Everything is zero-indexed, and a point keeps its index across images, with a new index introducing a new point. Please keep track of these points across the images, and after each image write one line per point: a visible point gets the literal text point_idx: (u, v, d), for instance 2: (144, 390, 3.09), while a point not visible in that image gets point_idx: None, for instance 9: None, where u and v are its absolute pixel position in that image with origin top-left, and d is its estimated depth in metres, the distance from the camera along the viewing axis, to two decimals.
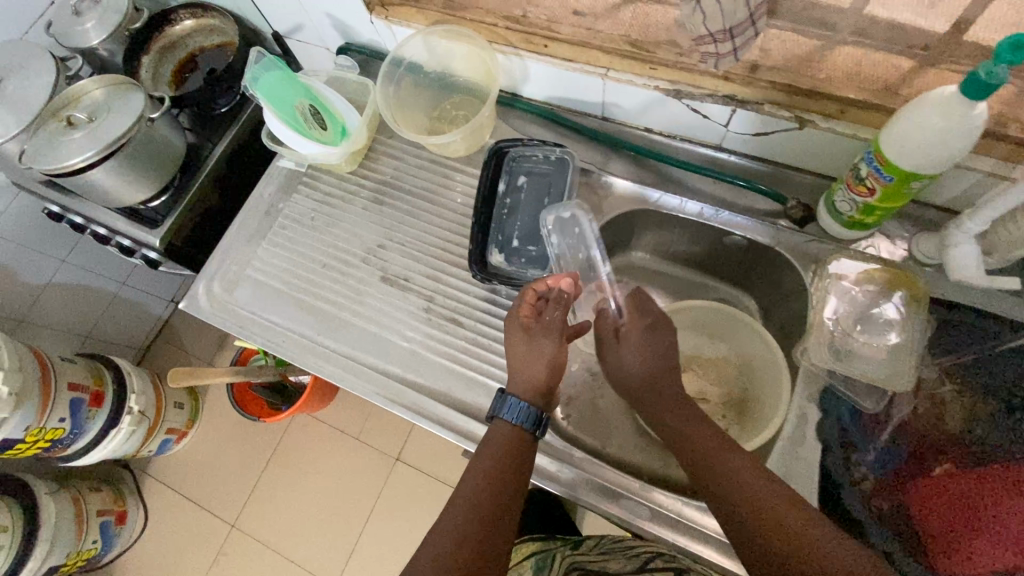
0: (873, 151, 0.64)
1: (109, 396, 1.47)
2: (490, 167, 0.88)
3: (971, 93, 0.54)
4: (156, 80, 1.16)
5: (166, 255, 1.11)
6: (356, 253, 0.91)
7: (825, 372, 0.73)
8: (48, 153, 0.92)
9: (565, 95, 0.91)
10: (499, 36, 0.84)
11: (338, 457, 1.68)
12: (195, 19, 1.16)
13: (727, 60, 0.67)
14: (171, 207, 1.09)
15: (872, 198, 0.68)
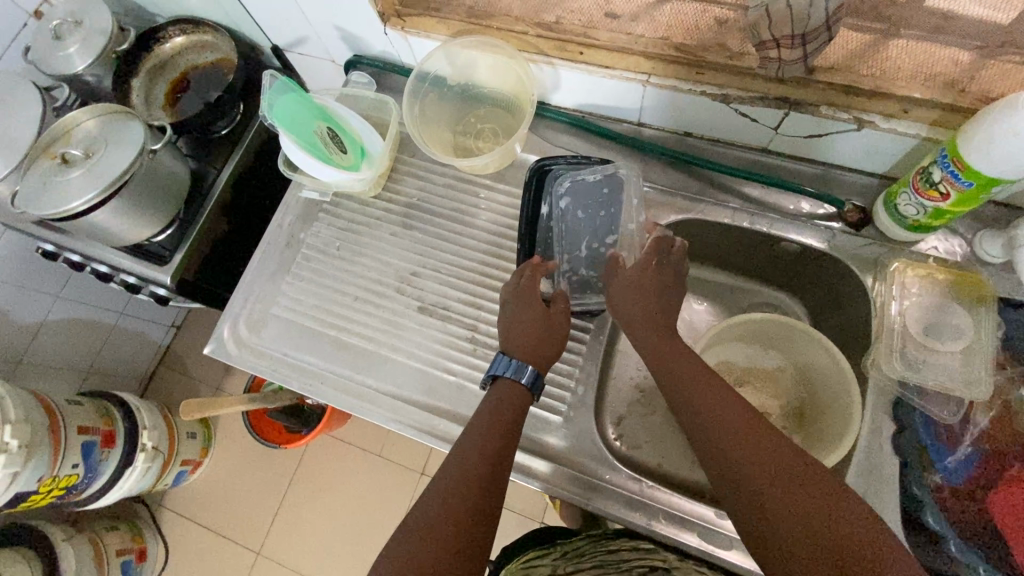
0: (950, 155, 0.61)
1: (121, 434, 1.40)
2: (532, 188, 0.82)
3: None
4: (149, 104, 1.09)
5: (176, 291, 1.05)
6: (390, 283, 0.86)
7: (896, 382, 0.71)
8: (48, 193, 0.85)
9: (599, 102, 0.86)
10: (530, 45, 0.78)
11: (360, 476, 1.63)
12: (186, 36, 1.10)
13: (790, 65, 0.62)
14: (179, 241, 1.02)
15: (944, 202, 0.65)
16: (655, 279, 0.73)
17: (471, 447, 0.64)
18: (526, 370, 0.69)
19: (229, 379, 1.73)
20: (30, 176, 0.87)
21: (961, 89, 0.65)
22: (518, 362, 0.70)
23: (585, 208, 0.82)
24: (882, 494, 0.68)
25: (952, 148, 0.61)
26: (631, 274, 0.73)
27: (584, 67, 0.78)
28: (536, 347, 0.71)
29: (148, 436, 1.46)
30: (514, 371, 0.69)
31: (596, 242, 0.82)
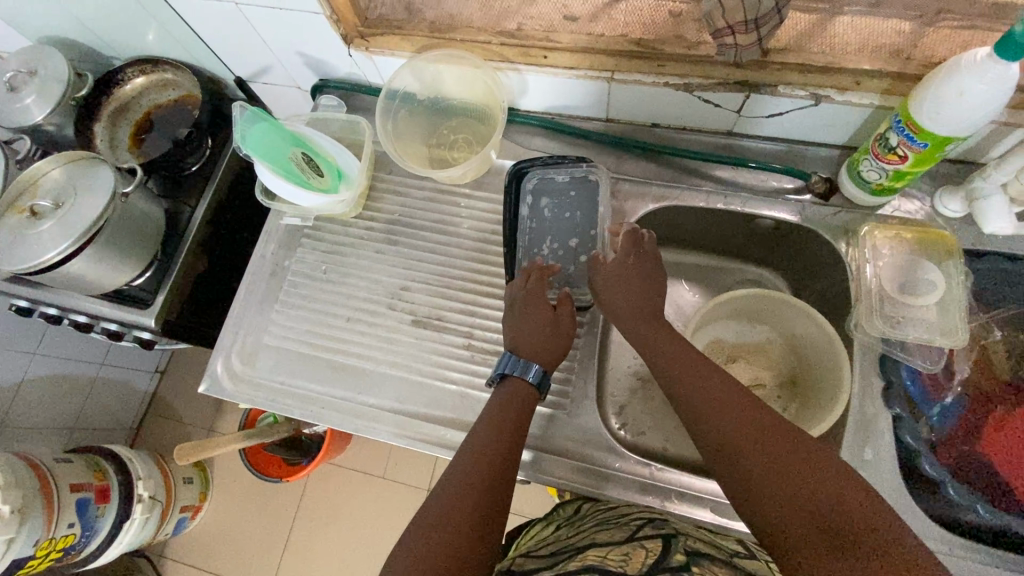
0: (903, 120, 0.65)
1: (115, 487, 1.36)
2: (511, 193, 0.84)
3: (1005, 55, 0.54)
4: (114, 147, 1.07)
5: (162, 332, 1.03)
6: (382, 300, 0.86)
7: (880, 341, 0.74)
8: (20, 246, 0.83)
9: (566, 102, 0.88)
10: (495, 53, 0.80)
11: (367, 499, 1.61)
12: (145, 75, 1.09)
13: (746, 50, 0.65)
14: (159, 282, 1.01)
15: (903, 164, 0.69)
16: (635, 269, 0.74)
17: (470, 452, 0.63)
18: (532, 368, 0.71)
19: (221, 418, 1.69)
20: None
21: (907, 57, 0.69)
22: (525, 361, 0.72)
23: (561, 210, 0.84)
24: (881, 448, 0.70)
25: (903, 112, 0.64)
26: (611, 266, 0.74)
27: (551, 71, 0.80)
28: (540, 345, 0.73)
29: (144, 486, 1.43)
30: (520, 369, 0.71)
31: (577, 238, 0.83)
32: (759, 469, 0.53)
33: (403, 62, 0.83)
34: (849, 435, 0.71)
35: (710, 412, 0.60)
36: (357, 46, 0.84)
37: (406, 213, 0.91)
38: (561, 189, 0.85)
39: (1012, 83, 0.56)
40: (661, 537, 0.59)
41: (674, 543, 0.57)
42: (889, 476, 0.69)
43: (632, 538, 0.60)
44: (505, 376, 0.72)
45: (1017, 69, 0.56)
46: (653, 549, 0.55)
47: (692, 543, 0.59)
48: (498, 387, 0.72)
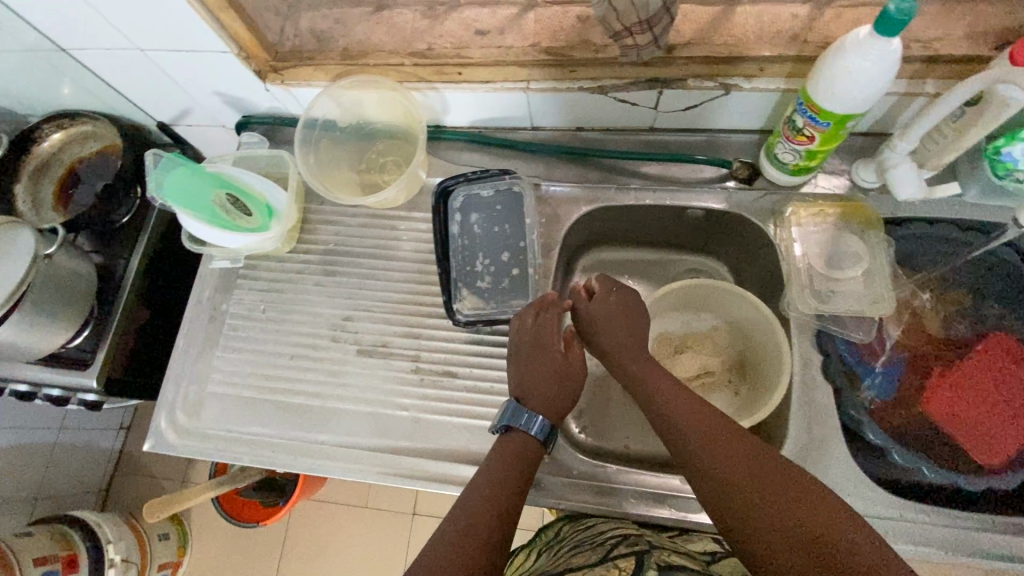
0: (805, 102, 0.66)
1: (85, 556, 1.33)
2: (439, 211, 0.86)
3: (885, 32, 0.55)
4: (37, 206, 1.04)
5: (106, 391, 1.00)
6: (324, 334, 0.86)
7: (813, 316, 0.76)
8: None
9: (489, 115, 0.88)
10: (409, 75, 0.80)
11: (351, 532, 1.58)
12: (63, 129, 1.05)
13: (647, 49, 0.66)
14: (98, 340, 0.98)
15: (812, 144, 0.71)
16: (621, 306, 0.74)
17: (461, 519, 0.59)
18: (537, 422, 0.69)
19: (193, 468, 1.64)
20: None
21: (805, 39, 0.71)
22: (530, 414, 0.70)
23: (492, 223, 0.86)
24: (825, 422, 0.72)
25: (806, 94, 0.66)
26: (603, 305, 0.74)
27: (469, 86, 0.80)
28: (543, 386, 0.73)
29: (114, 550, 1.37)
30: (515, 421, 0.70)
31: (510, 249, 0.85)
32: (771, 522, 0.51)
33: (319, 90, 0.83)
34: (794, 413, 0.72)
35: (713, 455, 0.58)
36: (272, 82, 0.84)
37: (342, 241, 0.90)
38: (489, 202, 0.87)
39: (897, 58, 0.58)
40: (635, 552, 0.59)
41: (648, 558, 0.58)
42: (837, 449, 0.70)
43: (606, 556, 0.61)
44: (508, 429, 0.70)
45: (900, 46, 0.58)
46: (627, 567, 0.56)
47: (667, 556, 0.60)
48: (502, 438, 0.70)
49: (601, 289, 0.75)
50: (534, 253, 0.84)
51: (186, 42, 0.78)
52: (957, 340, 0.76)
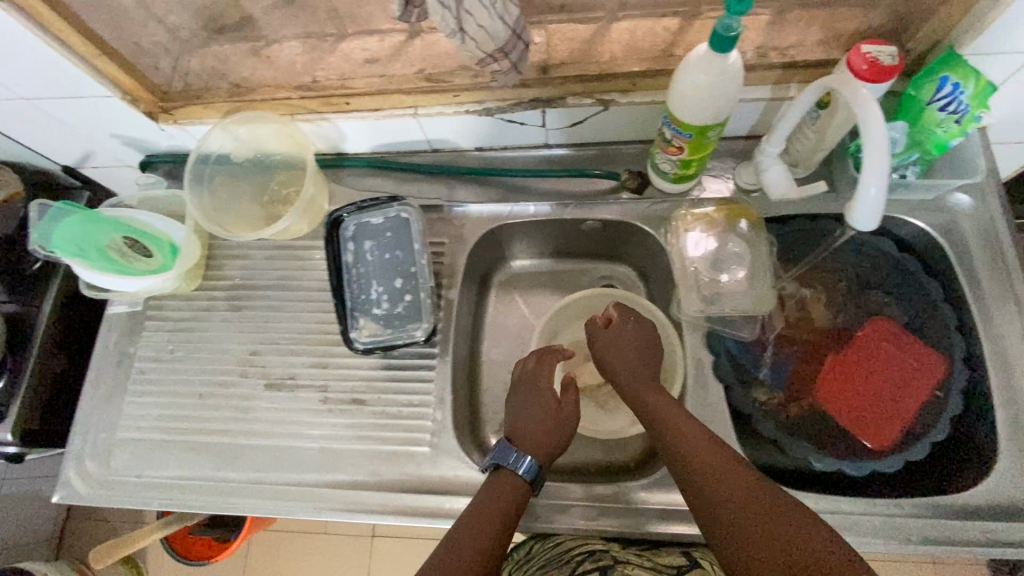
0: (668, 116, 0.69)
1: None
2: (330, 240, 0.85)
3: (720, 48, 0.58)
4: None
5: (25, 443, 0.98)
6: (232, 371, 0.85)
7: (703, 317, 0.79)
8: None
9: (388, 141, 0.90)
10: (303, 107, 0.83)
11: (311, 558, 1.57)
12: None
13: (515, 74, 0.68)
14: (12, 391, 0.97)
15: (683, 154, 0.73)
16: (632, 335, 0.75)
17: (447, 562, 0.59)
18: (526, 461, 0.70)
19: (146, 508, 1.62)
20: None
21: (671, 53, 0.75)
22: (519, 454, 0.71)
23: (383, 250, 0.85)
24: (720, 419, 0.74)
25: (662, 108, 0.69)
26: (607, 338, 0.76)
27: (360, 115, 0.82)
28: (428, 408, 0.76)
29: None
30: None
31: (404, 273, 0.84)
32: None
33: (211, 125, 0.82)
34: (690, 413, 0.75)
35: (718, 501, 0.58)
36: (162, 120, 0.84)
37: (249, 274, 0.90)
38: (380, 230, 0.86)
39: (738, 71, 0.61)
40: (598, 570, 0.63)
41: None
42: (732, 445, 0.73)
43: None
44: (499, 467, 0.71)
45: (738, 60, 0.62)
46: None
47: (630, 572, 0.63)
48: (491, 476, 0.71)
49: (616, 318, 0.77)
50: (426, 278, 0.84)
51: (72, 91, 0.78)
52: (841, 328, 0.80)
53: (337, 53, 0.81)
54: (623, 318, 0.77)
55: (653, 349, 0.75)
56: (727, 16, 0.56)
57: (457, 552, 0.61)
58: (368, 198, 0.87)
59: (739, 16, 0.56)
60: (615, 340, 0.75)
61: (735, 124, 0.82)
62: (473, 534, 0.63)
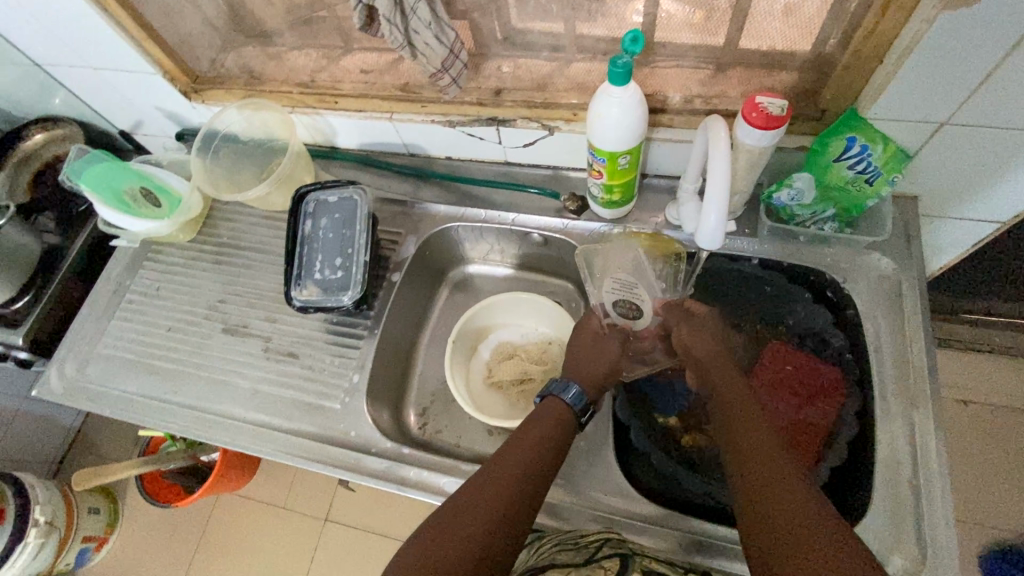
0: (871, 146, 0.68)
1: (11, 514, 1.33)
2: (533, 213, 0.92)
3: (973, 42, 0.57)
4: (12, 190, 1.13)
5: (36, 353, 1.08)
6: (395, 346, 0.91)
7: (907, 387, 0.70)
8: (109, 305, 0.96)
9: (574, 160, 0.91)
10: (512, 112, 0.83)
11: (365, 560, 1.48)
12: (46, 132, 1.14)
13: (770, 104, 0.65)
14: (32, 308, 1.07)
15: (869, 184, 0.71)
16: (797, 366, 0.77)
17: (751, 425, 0.64)
18: (572, 390, 0.72)
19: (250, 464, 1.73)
20: (95, 290, 0.98)
21: None
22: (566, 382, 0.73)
23: (548, 232, 0.91)
24: (915, 499, 0.65)
25: (870, 140, 0.68)
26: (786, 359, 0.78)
27: (568, 126, 0.83)
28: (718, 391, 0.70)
29: (41, 511, 1.37)
30: (561, 388, 0.73)
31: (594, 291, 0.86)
32: (779, 500, 0.54)
33: (424, 121, 0.89)
34: (879, 486, 0.66)
35: (748, 449, 0.61)
36: (383, 110, 0.90)
37: (427, 252, 0.96)
38: (559, 243, 0.92)
39: (981, 70, 0.59)
40: (620, 555, 0.61)
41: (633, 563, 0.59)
42: (928, 534, 0.63)
43: (591, 559, 0.61)
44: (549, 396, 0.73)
45: (991, 60, 0.58)
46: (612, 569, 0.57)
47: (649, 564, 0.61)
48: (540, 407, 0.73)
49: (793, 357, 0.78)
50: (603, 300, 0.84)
51: (333, 73, 0.91)
52: None
53: (557, 61, 0.83)
54: (792, 361, 0.78)
55: (849, 410, 0.72)
56: (990, 21, 0.55)
57: (758, 445, 0.61)
58: (556, 208, 0.91)
59: (1009, 22, 0.54)
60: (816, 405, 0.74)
61: (976, 185, 0.74)
62: (760, 461, 0.59)
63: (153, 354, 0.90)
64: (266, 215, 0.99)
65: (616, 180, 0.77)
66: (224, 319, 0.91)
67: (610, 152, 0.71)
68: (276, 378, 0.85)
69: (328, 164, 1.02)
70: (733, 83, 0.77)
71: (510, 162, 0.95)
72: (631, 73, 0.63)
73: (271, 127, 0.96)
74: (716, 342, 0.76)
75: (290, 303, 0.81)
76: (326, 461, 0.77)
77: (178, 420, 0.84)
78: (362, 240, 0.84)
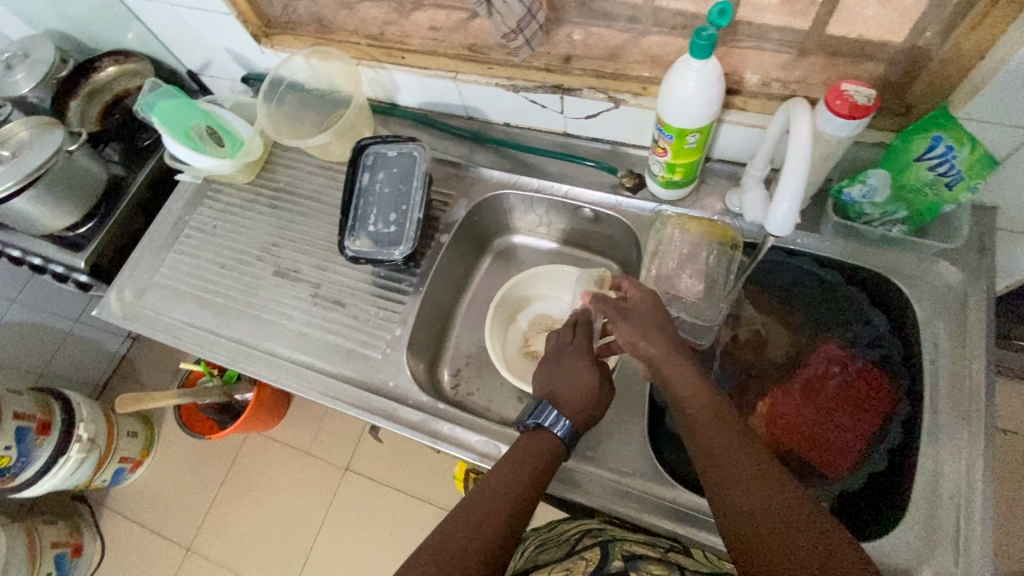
0: (957, 148, 0.64)
1: (57, 426, 1.41)
2: (588, 187, 0.91)
3: None
4: (82, 118, 1.19)
5: (95, 278, 1.13)
6: (437, 305, 0.92)
7: (961, 401, 0.68)
8: (168, 237, 1.00)
9: (635, 137, 0.89)
10: (579, 81, 0.82)
11: (379, 511, 1.53)
12: (118, 65, 1.20)
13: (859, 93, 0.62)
14: (95, 233, 1.12)
15: (948, 188, 0.68)
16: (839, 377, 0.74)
17: (725, 438, 0.59)
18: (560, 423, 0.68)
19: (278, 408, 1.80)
20: (155, 223, 1.01)
21: None
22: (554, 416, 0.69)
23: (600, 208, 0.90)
24: (954, 514, 0.63)
25: (958, 141, 0.64)
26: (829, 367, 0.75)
27: (636, 100, 0.81)
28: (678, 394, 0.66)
29: (84, 428, 1.46)
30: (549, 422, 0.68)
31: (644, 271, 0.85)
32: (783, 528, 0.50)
33: (488, 84, 0.89)
34: (917, 496, 0.65)
35: (730, 467, 0.57)
36: (448, 69, 0.90)
37: (476, 217, 0.97)
38: (610, 220, 0.91)
39: None
40: (600, 544, 0.64)
41: (613, 549, 0.62)
42: (963, 550, 0.62)
43: (572, 551, 0.65)
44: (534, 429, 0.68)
45: None
46: (591, 559, 0.60)
47: (628, 546, 0.63)
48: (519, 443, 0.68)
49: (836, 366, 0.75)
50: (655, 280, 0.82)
51: (402, 28, 0.91)
52: None
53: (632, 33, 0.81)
54: (833, 369, 0.75)
55: (894, 421, 0.70)
56: None
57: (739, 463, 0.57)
58: (612, 184, 0.90)
59: None
60: (857, 416, 0.72)
61: None
62: (755, 482, 0.55)
63: (207, 289, 0.94)
64: (323, 164, 1.01)
65: (681, 159, 0.75)
66: (277, 262, 0.94)
67: (680, 130, 0.70)
68: (322, 324, 0.87)
69: (387, 120, 1.03)
70: (816, 69, 0.74)
71: (569, 134, 0.94)
72: (715, 47, 0.61)
73: (335, 77, 0.97)
74: (676, 341, 0.69)
75: (343, 253, 0.83)
76: (365, 407, 0.80)
77: (226, 353, 0.88)
78: (418, 197, 0.84)
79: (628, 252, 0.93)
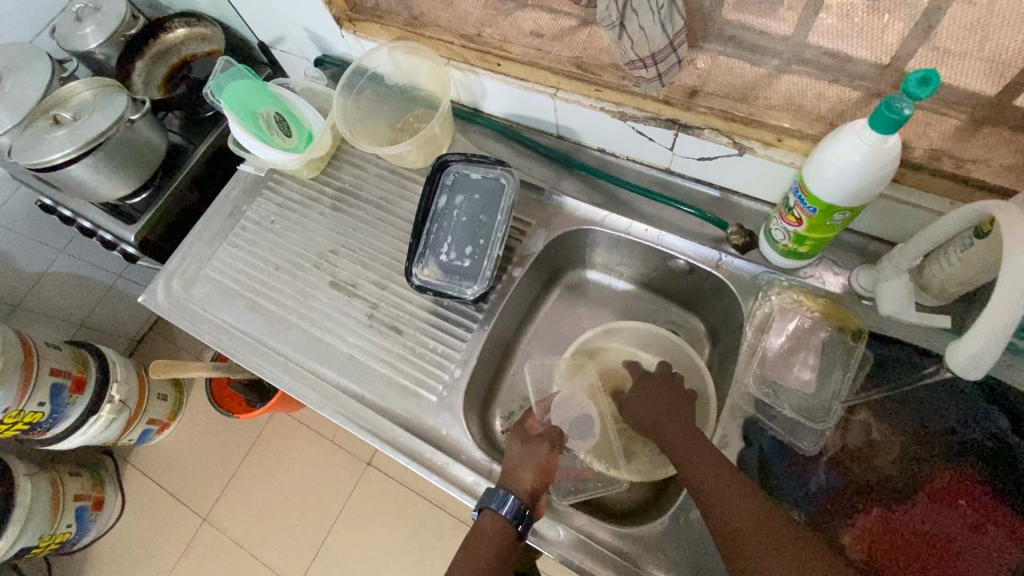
0: None
1: (91, 383, 1.39)
2: (687, 237, 0.80)
3: None
4: (147, 82, 1.14)
5: (142, 251, 1.08)
6: (498, 342, 0.84)
7: None
8: (222, 227, 0.94)
9: (750, 188, 0.79)
10: (701, 120, 0.71)
11: (395, 513, 1.49)
12: (189, 27, 1.15)
13: None
14: (149, 206, 1.07)
15: None
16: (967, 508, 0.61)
17: (717, 498, 0.58)
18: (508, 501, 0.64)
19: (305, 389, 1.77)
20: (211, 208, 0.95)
21: None
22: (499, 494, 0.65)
23: (698, 264, 0.80)
24: None
25: None
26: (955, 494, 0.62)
27: (765, 151, 0.70)
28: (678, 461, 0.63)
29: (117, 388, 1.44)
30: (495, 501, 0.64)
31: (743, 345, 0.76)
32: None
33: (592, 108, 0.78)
34: None
35: (735, 529, 0.55)
36: (549, 86, 0.79)
37: (553, 249, 0.87)
38: (705, 277, 0.81)
39: None
40: None
41: None
42: None
43: None
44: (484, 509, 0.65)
45: None
46: None
47: None
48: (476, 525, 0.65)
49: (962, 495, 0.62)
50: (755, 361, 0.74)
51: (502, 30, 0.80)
52: None
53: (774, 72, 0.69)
54: (960, 498, 0.62)
55: None
56: None
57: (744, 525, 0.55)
58: (715, 237, 0.80)
59: None
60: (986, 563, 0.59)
61: None
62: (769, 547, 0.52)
63: (257, 291, 0.87)
64: (392, 168, 0.93)
65: (813, 233, 0.65)
66: (333, 272, 0.86)
67: (827, 205, 0.59)
68: (375, 350, 0.80)
69: (467, 128, 0.94)
70: (1000, 148, 0.61)
71: (671, 172, 0.83)
72: (904, 124, 0.50)
73: (421, 77, 0.88)
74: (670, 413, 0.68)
75: (411, 280, 0.76)
76: (413, 454, 0.73)
77: (269, 366, 0.82)
78: (500, 232, 0.76)
79: (717, 312, 0.83)
